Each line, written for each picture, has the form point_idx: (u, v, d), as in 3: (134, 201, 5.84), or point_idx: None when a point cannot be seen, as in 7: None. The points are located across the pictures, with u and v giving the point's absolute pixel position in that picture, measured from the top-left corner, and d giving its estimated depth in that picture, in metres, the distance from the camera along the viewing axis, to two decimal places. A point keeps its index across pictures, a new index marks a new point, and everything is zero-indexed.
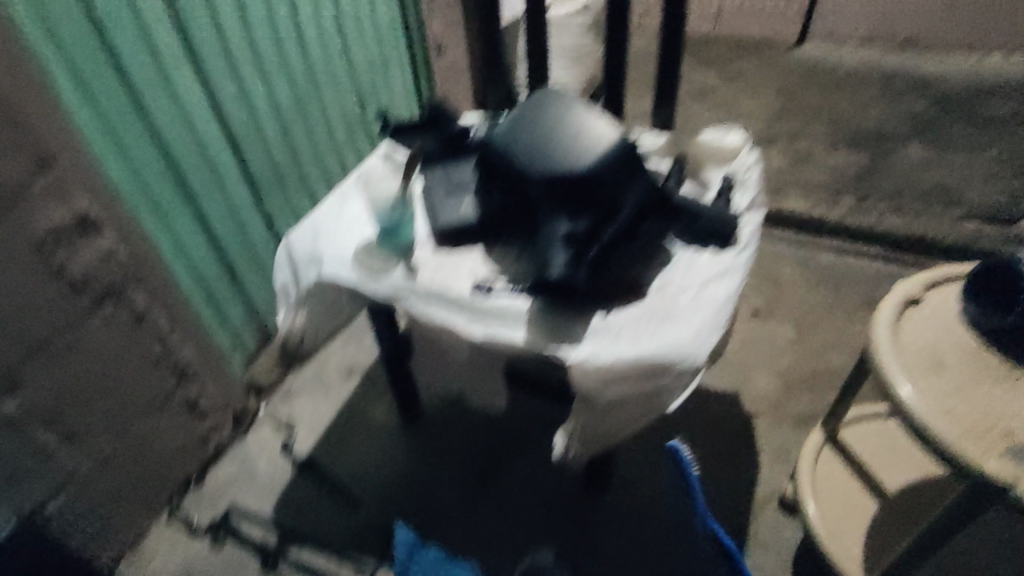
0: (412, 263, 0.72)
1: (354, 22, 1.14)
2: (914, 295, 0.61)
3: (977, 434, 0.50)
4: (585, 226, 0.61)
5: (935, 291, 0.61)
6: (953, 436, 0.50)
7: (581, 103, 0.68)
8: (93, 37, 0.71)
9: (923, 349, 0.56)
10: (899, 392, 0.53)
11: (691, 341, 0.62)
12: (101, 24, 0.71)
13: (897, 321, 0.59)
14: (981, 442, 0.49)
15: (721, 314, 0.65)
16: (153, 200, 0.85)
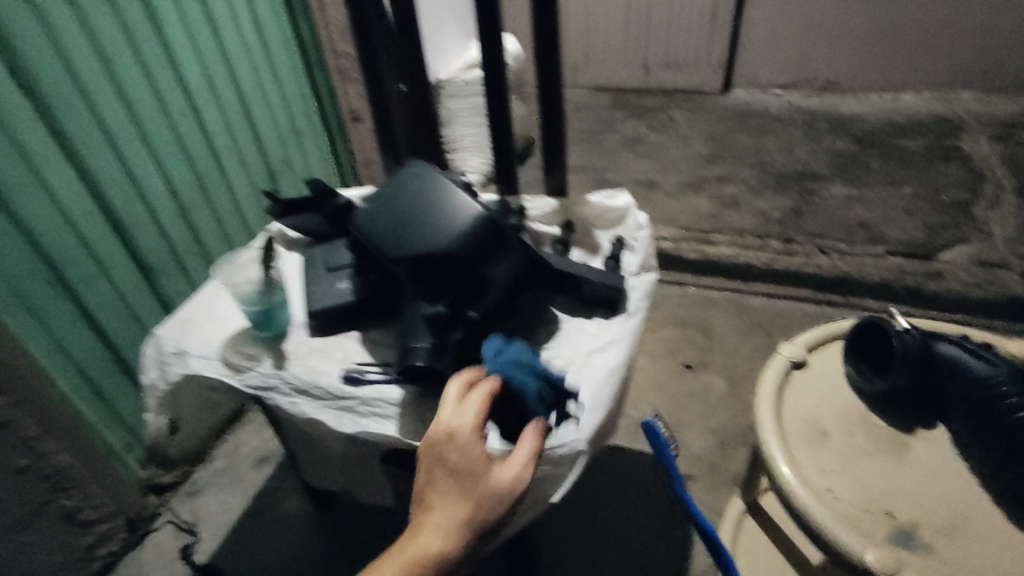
0: (283, 352, 0.67)
1: (258, 99, 1.14)
2: (799, 359, 0.67)
3: (859, 522, 0.54)
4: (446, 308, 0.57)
5: (817, 354, 0.68)
6: (837, 523, 0.53)
7: (446, 187, 0.62)
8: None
9: (810, 425, 0.62)
10: (778, 473, 0.57)
11: (569, 422, 0.57)
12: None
13: (779, 392, 0.64)
14: (866, 529, 0.54)
15: (605, 388, 0.60)
16: (24, 298, 0.79)
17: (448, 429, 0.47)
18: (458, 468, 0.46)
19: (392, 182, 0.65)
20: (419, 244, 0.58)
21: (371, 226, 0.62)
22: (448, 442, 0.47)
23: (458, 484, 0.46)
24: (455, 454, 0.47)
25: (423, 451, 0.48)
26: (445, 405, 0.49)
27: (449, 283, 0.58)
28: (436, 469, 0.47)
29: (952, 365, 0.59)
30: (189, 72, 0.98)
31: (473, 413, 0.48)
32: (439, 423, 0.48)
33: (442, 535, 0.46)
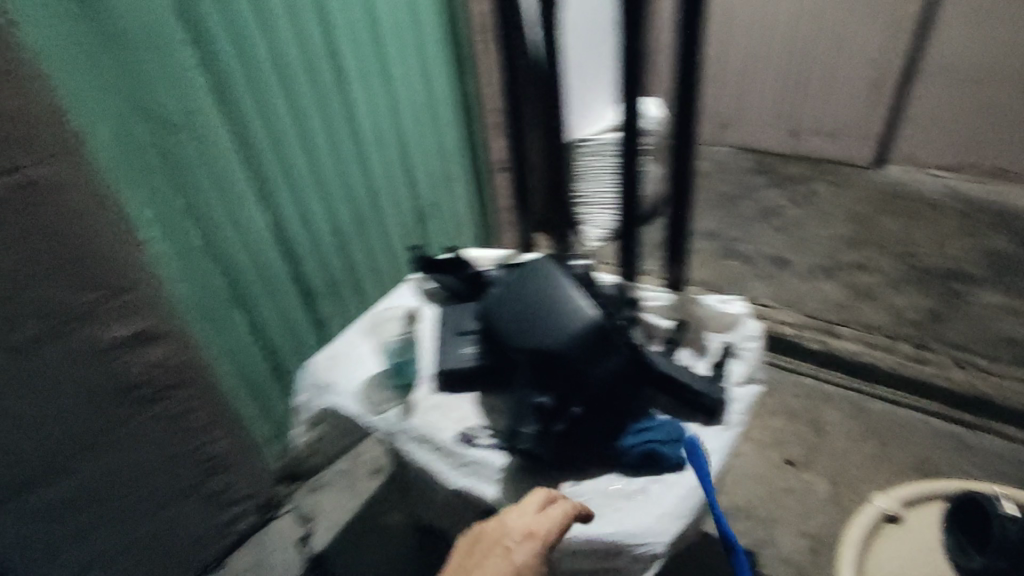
0: (410, 402, 0.76)
1: (417, 148, 1.27)
2: (896, 516, 0.74)
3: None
4: (553, 400, 0.64)
5: (914, 512, 0.75)
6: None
7: (570, 289, 0.68)
8: (168, 177, 0.84)
9: None
10: None
11: (650, 524, 0.62)
12: (176, 164, 0.84)
13: (867, 545, 0.72)
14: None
15: (690, 497, 0.64)
16: (213, 312, 0.97)
17: (523, 522, 0.55)
18: (518, 562, 0.52)
19: (528, 271, 0.72)
20: (538, 340, 0.65)
21: (503, 311, 0.70)
22: (525, 537, 0.54)
23: (503, 571, 0.51)
24: (513, 541, 0.53)
25: (479, 541, 0.55)
26: (512, 511, 0.56)
27: (560, 376, 0.65)
28: (491, 561, 0.52)
29: None
30: (366, 126, 1.12)
31: (547, 520, 0.55)
32: (507, 518, 0.55)
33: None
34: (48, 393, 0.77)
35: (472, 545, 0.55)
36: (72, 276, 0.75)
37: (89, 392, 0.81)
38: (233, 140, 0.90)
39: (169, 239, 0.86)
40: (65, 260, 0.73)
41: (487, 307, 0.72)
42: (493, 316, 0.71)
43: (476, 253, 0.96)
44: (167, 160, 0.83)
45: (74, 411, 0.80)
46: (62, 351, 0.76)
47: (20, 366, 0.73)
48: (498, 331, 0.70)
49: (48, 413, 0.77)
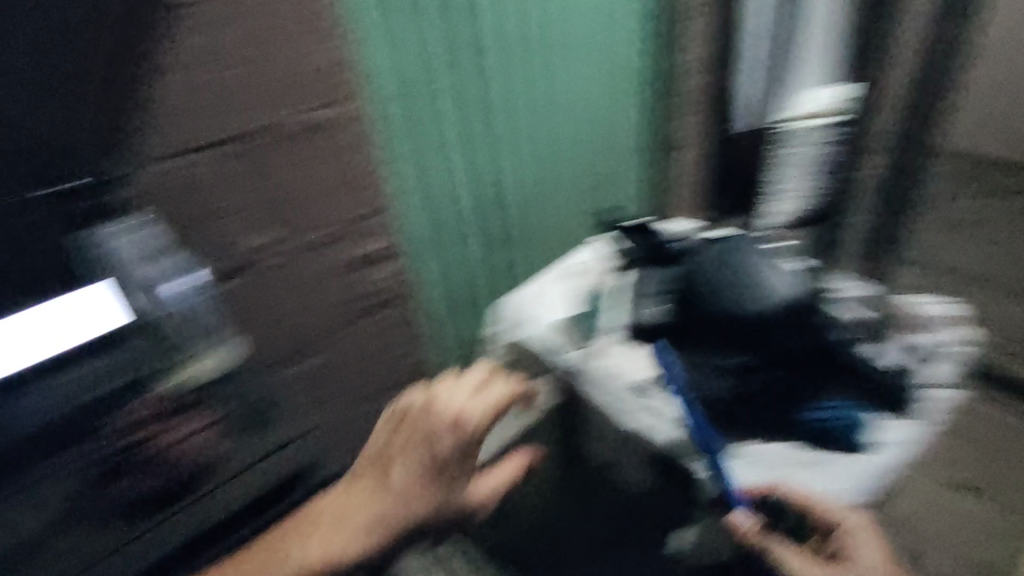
0: (595, 346, 0.84)
1: (614, 117, 1.31)
2: None
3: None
4: (733, 364, 0.73)
5: None
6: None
7: (764, 265, 0.75)
8: (422, 120, 0.94)
9: None
10: None
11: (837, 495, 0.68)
12: (430, 108, 0.94)
13: None
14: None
15: (875, 479, 0.69)
16: (432, 244, 1.05)
17: (450, 409, 0.63)
18: (429, 432, 0.62)
19: (726, 245, 0.78)
20: (731, 306, 0.72)
21: (696, 275, 0.77)
22: (455, 421, 0.62)
23: (424, 440, 0.62)
24: (436, 413, 0.63)
25: (408, 419, 0.64)
26: (432, 398, 0.64)
27: (741, 346, 0.73)
28: (415, 451, 0.62)
29: None
30: (575, 93, 1.19)
31: (492, 394, 0.64)
32: (432, 403, 0.63)
33: (382, 516, 0.59)
34: (304, 287, 0.93)
35: (404, 421, 0.64)
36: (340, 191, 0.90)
37: (330, 297, 0.97)
38: (472, 92, 0.99)
39: (412, 176, 0.96)
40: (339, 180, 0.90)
41: (680, 269, 0.80)
42: (687, 278, 0.78)
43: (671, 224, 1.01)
44: (423, 103, 0.93)
45: (317, 309, 0.96)
46: (323, 255, 0.93)
47: (301, 260, 0.91)
48: (692, 291, 0.76)
49: (302, 303, 0.93)
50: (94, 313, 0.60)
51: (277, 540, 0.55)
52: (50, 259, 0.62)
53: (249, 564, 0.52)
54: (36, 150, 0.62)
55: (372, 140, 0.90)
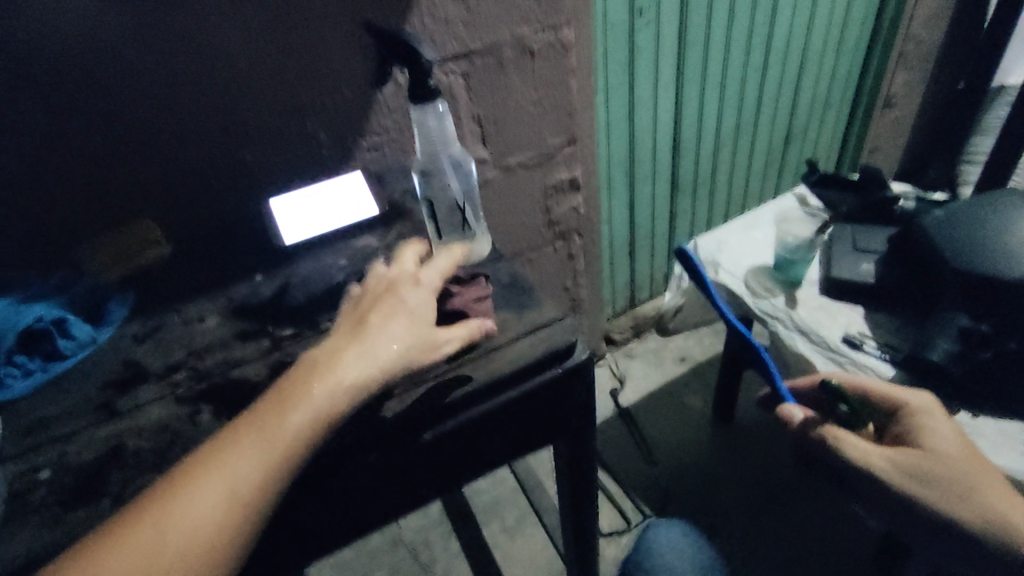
0: (794, 297, 0.82)
1: (829, 64, 1.19)
2: None
3: (935, 473, 0.51)
4: (988, 327, 0.63)
5: None
6: (904, 477, 0.53)
7: None
8: (636, 48, 0.94)
9: None
10: None
11: None
12: (648, 40, 0.94)
13: None
14: (969, 467, 0.51)
15: None
16: (606, 184, 1.09)
17: (402, 275, 0.48)
18: (396, 293, 0.46)
19: (994, 206, 0.70)
20: (994, 262, 0.63)
21: (951, 231, 0.69)
22: (414, 279, 0.48)
23: (392, 302, 0.46)
24: (398, 278, 0.48)
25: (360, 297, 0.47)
26: (377, 275, 0.49)
27: (1006, 311, 0.63)
28: (382, 309, 0.45)
29: None
30: (796, 37, 1.10)
31: (442, 259, 0.51)
32: (377, 279, 0.49)
33: (372, 357, 0.42)
34: (499, 210, 0.91)
35: (363, 299, 0.47)
36: (550, 116, 0.85)
37: (529, 223, 0.96)
38: (695, 21, 0.96)
39: (615, 107, 0.98)
40: (551, 105, 0.84)
41: (924, 224, 0.73)
42: (933, 234, 0.71)
43: (897, 187, 0.93)
44: (643, 30, 0.92)
45: (512, 232, 0.96)
46: (526, 179, 0.90)
47: (503, 184, 0.88)
48: (941, 248, 0.68)
49: (497, 227, 0.93)
50: (352, 204, 0.65)
51: (269, 412, 0.40)
52: (331, 148, 0.70)
53: (226, 461, 0.38)
54: (339, 44, 0.64)
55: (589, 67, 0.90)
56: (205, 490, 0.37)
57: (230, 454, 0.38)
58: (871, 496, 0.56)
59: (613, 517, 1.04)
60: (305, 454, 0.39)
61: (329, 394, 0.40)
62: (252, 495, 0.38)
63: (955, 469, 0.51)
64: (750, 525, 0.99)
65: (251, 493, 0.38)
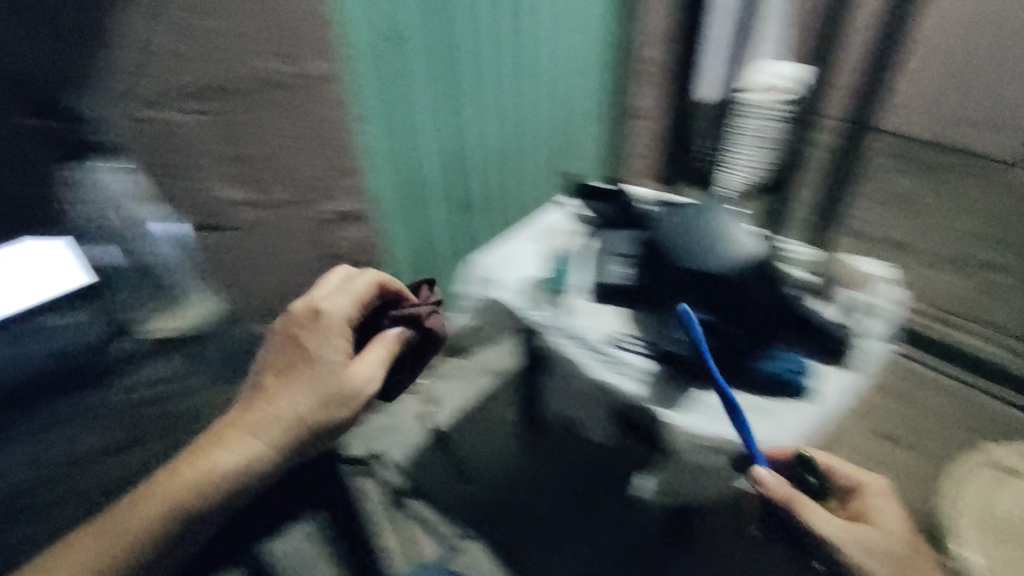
0: (563, 304, 0.88)
1: (578, 85, 1.32)
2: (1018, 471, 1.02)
3: (879, 547, 0.73)
4: (715, 317, 0.75)
5: None
6: (849, 543, 0.72)
7: (731, 218, 0.81)
8: (393, 77, 0.94)
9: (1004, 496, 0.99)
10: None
11: (770, 437, 0.72)
12: (401, 71, 0.94)
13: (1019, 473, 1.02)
14: (896, 546, 0.74)
15: (805, 425, 0.73)
16: (383, 213, 1.06)
17: (321, 298, 0.70)
18: (312, 337, 0.67)
19: (696, 205, 0.84)
20: (708, 256, 0.76)
21: (676, 231, 0.80)
22: (317, 313, 0.68)
23: (312, 349, 0.66)
24: (325, 310, 0.68)
25: (288, 333, 0.67)
26: (306, 301, 0.69)
27: (724, 300, 0.75)
28: (298, 355, 0.66)
29: None
30: (542, 61, 1.20)
31: (362, 283, 0.71)
32: (294, 317, 0.68)
33: (272, 422, 0.62)
34: None
35: (286, 337, 0.67)
36: None
37: (305, 258, 1.00)
38: (444, 50, 0.99)
39: (383, 136, 0.97)
40: None
41: (656, 227, 0.83)
42: (664, 235, 0.80)
43: (637, 189, 1.03)
44: (394, 60, 0.93)
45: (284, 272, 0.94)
46: None
47: None
48: (669, 245, 0.79)
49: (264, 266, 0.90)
50: (54, 275, 0.67)
51: (186, 462, 0.59)
52: None
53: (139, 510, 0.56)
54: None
55: (340, 100, 0.89)
56: (118, 526, 0.54)
57: (141, 507, 0.56)
58: (808, 546, 0.75)
59: (433, 543, 1.00)
60: (190, 506, 0.57)
61: (223, 472, 0.59)
62: (157, 518, 0.56)
63: (891, 548, 0.73)
64: (562, 524, 1.08)
65: (154, 521, 0.55)
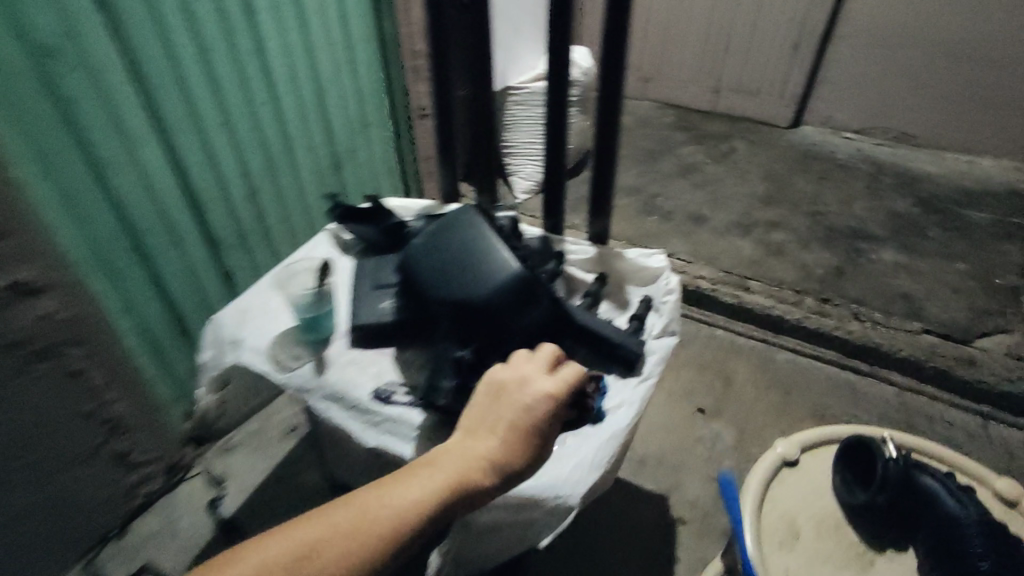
0: (323, 359, 0.74)
1: (333, 92, 1.17)
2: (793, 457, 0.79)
3: None
4: (471, 354, 0.63)
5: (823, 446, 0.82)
6: None
7: (488, 229, 0.68)
8: (55, 111, 0.76)
9: (784, 523, 0.73)
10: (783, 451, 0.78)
11: (564, 478, 0.63)
12: (65, 100, 0.77)
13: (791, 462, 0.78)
14: None
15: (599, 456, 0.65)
16: (109, 265, 0.89)
17: (540, 370, 0.55)
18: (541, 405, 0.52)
19: (457, 215, 0.70)
20: (464, 280, 0.64)
21: (426, 252, 0.68)
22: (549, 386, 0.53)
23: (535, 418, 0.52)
24: (552, 381, 0.54)
25: (512, 392, 0.53)
26: (525, 358, 0.56)
27: (485, 331, 0.64)
28: (522, 413, 0.51)
29: (929, 495, 0.71)
30: (275, 71, 1.04)
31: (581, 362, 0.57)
32: (509, 377, 0.54)
33: (490, 467, 0.49)
34: None
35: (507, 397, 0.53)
36: None
37: None
38: (140, 65, 0.84)
39: (70, 177, 0.80)
40: None
41: (408, 250, 0.70)
42: (415, 259, 0.69)
43: (399, 203, 0.95)
44: (47, 88, 0.74)
45: None
46: None
47: None
48: (421, 272, 0.68)
49: None
50: None
51: (404, 491, 0.47)
52: None
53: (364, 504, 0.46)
54: None
55: None
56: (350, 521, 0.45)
57: (371, 506, 0.46)
58: None
59: None
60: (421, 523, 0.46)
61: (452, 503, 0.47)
62: (361, 543, 0.44)
63: None
64: None
65: (387, 539, 0.44)
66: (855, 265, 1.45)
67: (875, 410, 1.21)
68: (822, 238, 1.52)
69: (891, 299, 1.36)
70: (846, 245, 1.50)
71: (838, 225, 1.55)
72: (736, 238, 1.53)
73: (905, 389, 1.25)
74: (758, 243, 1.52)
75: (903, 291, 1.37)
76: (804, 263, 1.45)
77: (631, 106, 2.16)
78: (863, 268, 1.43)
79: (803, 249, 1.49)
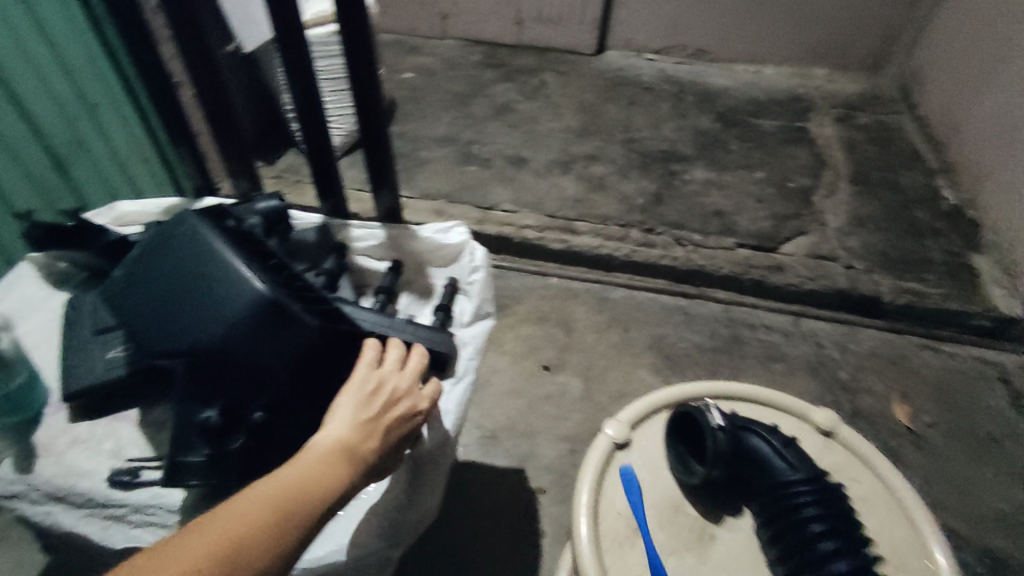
0: (32, 449, 0.54)
1: (20, 68, 0.83)
2: (624, 438, 0.72)
3: None
4: (218, 415, 0.48)
5: (664, 410, 0.75)
6: None
7: (220, 240, 0.52)
8: None
9: (624, 520, 0.66)
10: (613, 437, 0.72)
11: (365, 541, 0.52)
12: None
13: (620, 437, 0.72)
14: None
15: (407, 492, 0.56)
16: None
17: (415, 382, 0.53)
18: (410, 410, 0.51)
19: (175, 228, 0.53)
20: (194, 321, 0.49)
21: (141, 292, 0.52)
22: (416, 393, 0.52)
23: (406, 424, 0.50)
24: (422, 395, 0.52)
25: (386, 399, 0.50)
26: (396, 360, 0.53)
27: (234, 379, 0.49)
28: (400, 418, 0.50)
29: (756, 456, 0.66)
30: None
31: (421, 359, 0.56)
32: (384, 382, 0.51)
33: (364, 472, 0.46)
34: None
35: (382, 402, 0.49)
36: None
37: None
38: None
39: None
40: None
41: (118, 287, 0.54)
42: (131, 303, 0.53)
43: (131, 208, 0.74)
44: None
45: None
46: None
47: None
48: (136, 320, 0.51)
49: None
50: None
51: (280, 504, 0.41)
52: None
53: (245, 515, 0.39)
54: None
55: None
56: (235, 530, 0.38)
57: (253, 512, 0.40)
58: None
59: None
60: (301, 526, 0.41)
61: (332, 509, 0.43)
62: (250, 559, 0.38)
63: None
64: None
65: (278, 546, 0.39)
66: (669, 188, 1.46)
67: (705, 329, 1.25)
68: (638, 165, 1.51)
69: (706, 218, 1.39)
70: (660, 170, 1.50)
71: (651, 150, 1.56)
72: (557, 178, 1.47)
73: (730, 304, 1.30)
74: (578, 179, 1.47)
75: (714, 207, 1.42)
76: (623, 193, 1.44)
77: (432, 46, 1.98)
78: (678, 192, 1.45)
79: (622, 180, 1.47)
